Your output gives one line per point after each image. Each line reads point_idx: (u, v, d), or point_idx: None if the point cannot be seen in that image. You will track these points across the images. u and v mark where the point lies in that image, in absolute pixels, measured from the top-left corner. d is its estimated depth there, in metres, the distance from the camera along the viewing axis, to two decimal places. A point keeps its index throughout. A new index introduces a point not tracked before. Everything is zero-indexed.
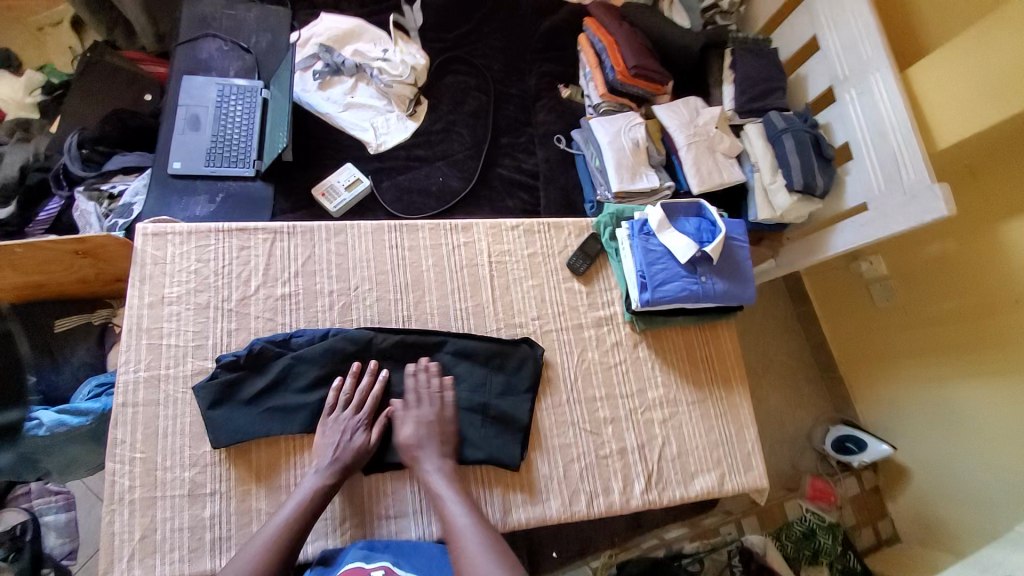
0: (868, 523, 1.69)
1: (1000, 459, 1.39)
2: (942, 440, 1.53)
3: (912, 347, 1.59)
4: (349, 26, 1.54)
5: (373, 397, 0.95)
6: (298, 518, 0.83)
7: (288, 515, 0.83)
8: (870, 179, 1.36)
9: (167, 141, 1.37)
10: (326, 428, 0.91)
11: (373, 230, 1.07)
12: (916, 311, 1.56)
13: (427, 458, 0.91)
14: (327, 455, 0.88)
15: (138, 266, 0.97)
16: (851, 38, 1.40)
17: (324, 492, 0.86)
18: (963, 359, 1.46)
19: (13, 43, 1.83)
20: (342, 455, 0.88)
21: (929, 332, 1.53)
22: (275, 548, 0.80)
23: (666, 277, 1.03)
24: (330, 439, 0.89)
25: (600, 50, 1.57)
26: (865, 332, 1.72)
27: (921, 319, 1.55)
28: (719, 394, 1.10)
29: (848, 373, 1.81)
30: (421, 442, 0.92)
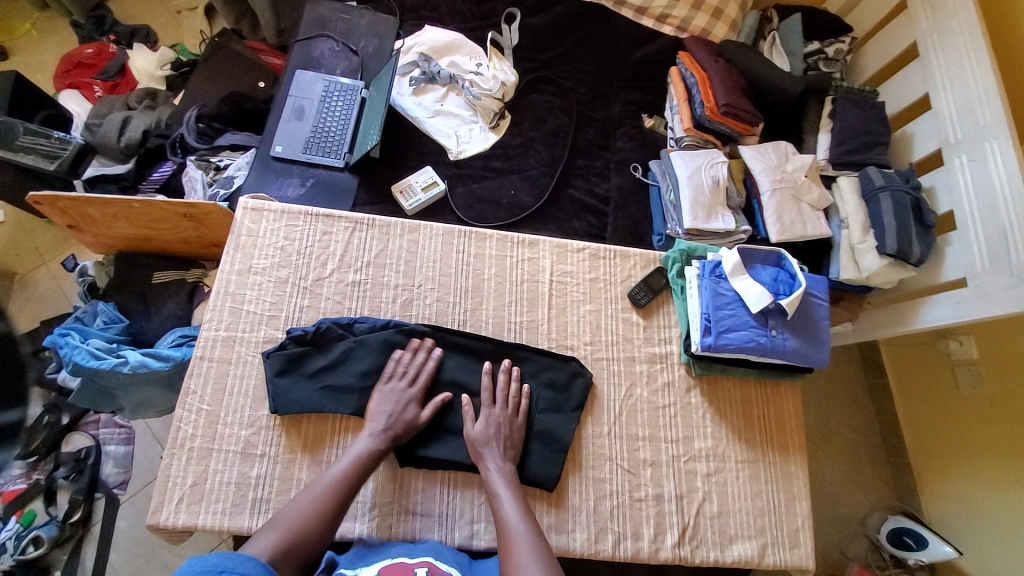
0: None
1: None
2: (1016, 558, 1.33)
3: (996, 444, 1.40)
4: (449, 40, 1.62)
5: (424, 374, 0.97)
6: (350, 476, 0.86)
7: (344, 469, 0.86)
8: (972, 253, 1.24)
9: (273, 126, 1.50)
10: (381, 394, 0.94)
11: (444, 232, 1.11)
12: (1008, 404, 1.37)
13: (489, 453, 0.92)
14: (380, 423, 0.92)
15: (234, 235, 1.05)
16: (967, 100, 1.29)
17: (373, 455, 0.89)
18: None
19: (154, 22, 2.10)
20: (394, 425, 0.92)
21: (1020, 431, 1.35)
22: (332, 498, 0.83)
23: (733, 324, 0.98)
24: (387, 405, 0.93)
25: (693, 84, 1.56)
26: (944, 419, 1.55)
27: (1010, 415, 1.37)
28: (771, 458, 1.03)
29: (919, 461, 1.63)
30: (487, 441, 0.93)
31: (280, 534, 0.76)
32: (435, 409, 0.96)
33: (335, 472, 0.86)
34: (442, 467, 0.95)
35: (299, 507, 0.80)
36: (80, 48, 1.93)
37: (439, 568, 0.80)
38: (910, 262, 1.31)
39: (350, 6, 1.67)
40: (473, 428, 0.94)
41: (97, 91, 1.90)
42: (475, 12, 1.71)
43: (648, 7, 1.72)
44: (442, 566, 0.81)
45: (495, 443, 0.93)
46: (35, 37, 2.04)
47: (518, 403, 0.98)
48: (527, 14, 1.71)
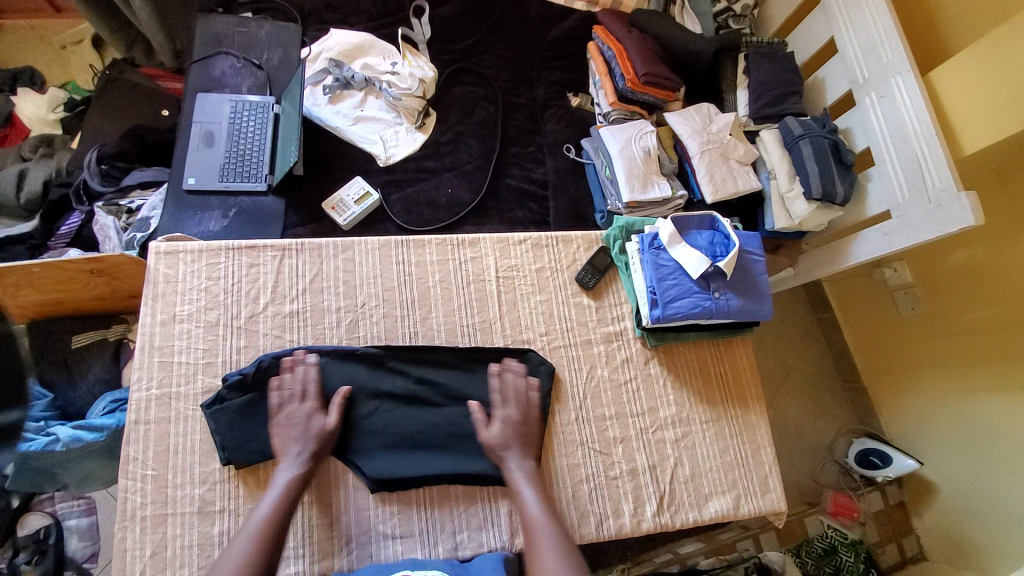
0: (892, 539, 1.62)
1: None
2: (969, 455, 1.47)
3: (939, 357, 1.52)
4: (358, 42, 1.55)
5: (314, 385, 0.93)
6: (280, 508, 0.82)
7: (270, 507, 0.81)
8: (892, 187, 1.31)
9: (182, 157, 1.40)
10: (285, 412, 0.90)
11: (380, 246, 1.07)
12: (945, 320, 1.49)
13: (511, 455, 0.91)
14: (293, 446, 0.87)
15: (151, 284, 0.98)
16: (869, 40, 1.35)
17: (300, 480, 0.85)
18: (990, 372, 1.40)
19: (37, 61, 1.91)
20: (307, 442, 0.88)
21: (958, 343, 1.47)
22: (260, 541, 0.78)
23: (677, 293, 1.00)
24: (292, 432, 0.88)
25: (610, 58, 1.56)
26: (891, 343, 1.66)
27: (948, 329, 1.49)
28: (733, 414, 1.07)
29: (872, 383, 1.74)
30: (506, 442, 0.91)
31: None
32: (340, 411, 0.92)
33: (261, 512, 0.81)
34: (414, 486, 0.92)
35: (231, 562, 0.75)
36: None
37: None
38: (837, 203, 1.38)
39: (245, 18, 1.57)
40: (489, 433, 0.92)
41: None
42: (381, 10, 1.64)
43: None
44: None
45: (514, 446, 0.91)
46: None
47: (529, 397, 0.97)
48: (436, 6, 1.66)
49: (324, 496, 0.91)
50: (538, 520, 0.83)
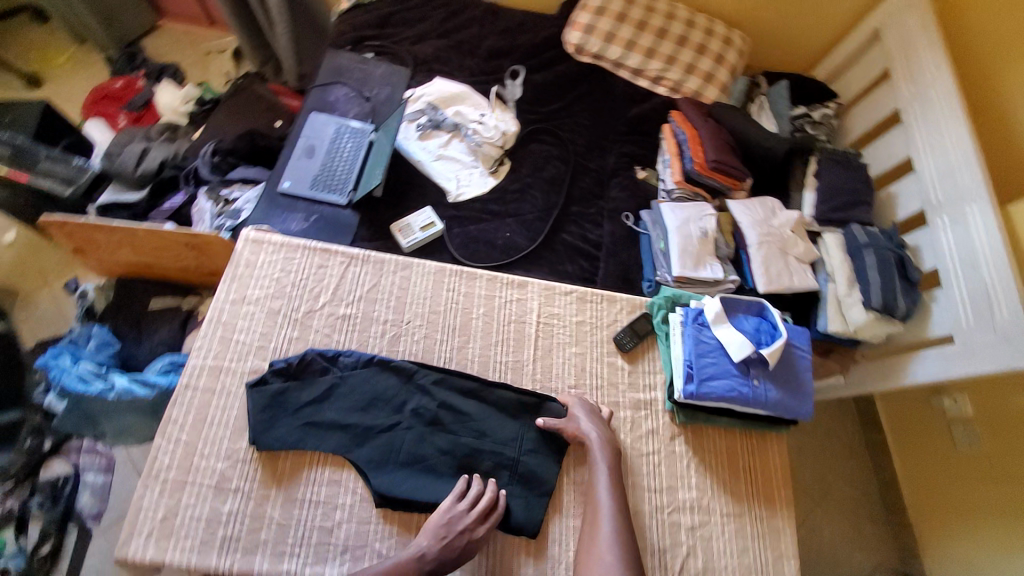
0: None
1: None
2: None
3: (998, 506, 1.36)
4: (456, 91, 1.74)
5: (487, 505, 0.91)
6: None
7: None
8: (959, 313, 1.27)
9: (284, 163, 1.58)
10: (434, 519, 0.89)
11: (436, 271, 1.13)
12: (1004, 466, 1.35)
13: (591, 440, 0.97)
14: (437, 533, 0.87)
15: (232, 265, 1.07)
16: (947, 164, 1.35)
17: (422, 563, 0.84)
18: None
19: (183, 62, 2.32)
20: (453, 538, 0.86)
21: (1016, 495, 1.32)
22: None
23: (715, 371, 0.99)
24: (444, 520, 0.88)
25: (683, 141, 1.65)
26: (944, 482, 1.51)
27: (1010, 477, 1.34)
28: (758, 513, 1.01)
29: (918, 520, 1.58)
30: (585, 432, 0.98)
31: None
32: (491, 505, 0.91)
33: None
34: (418, 509, 0.92)
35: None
36: (109, 82, 2.15)
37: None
38: (898, 317, 1.35)
39: (366, 58, 1.80)
40: (569, 423, 0.99)
41: (121, 122, 2.09)
42: (481, 68, 1.84)
43: (644, 70, 1.82)
44: None
45: (598, 436, 0.97)
46: (71, 72, 2.25)
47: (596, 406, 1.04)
48: (530, 72, 1.84)
49: (330, 499, 0.92)
50: (605, 512, 0.90)
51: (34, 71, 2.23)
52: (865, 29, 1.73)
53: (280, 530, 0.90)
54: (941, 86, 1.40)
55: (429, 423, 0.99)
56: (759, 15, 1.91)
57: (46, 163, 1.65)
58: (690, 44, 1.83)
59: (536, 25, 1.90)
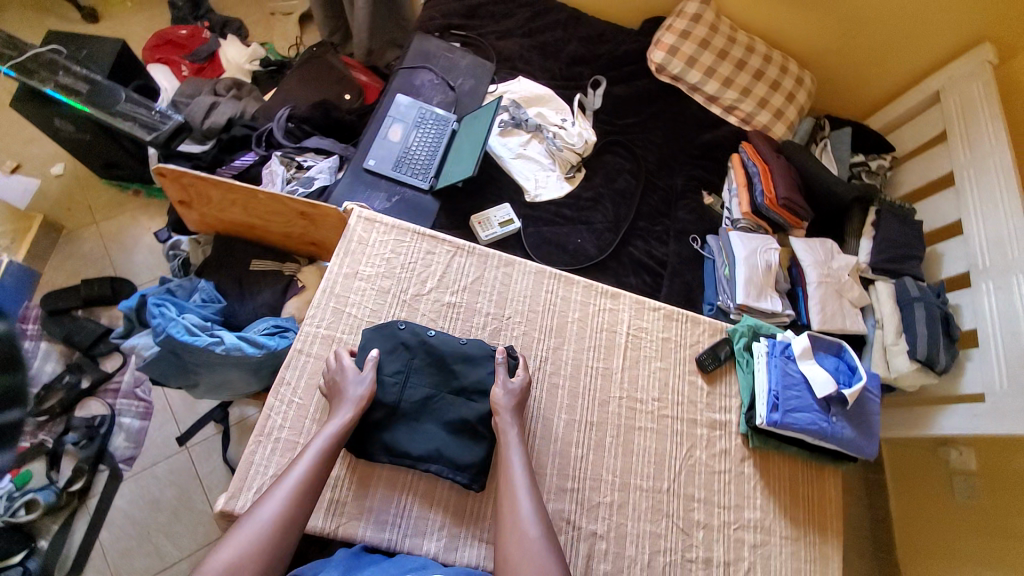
0: None
1: None
2: None
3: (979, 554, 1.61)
4: (540, 93, 1.76)
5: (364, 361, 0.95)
6: (319, 462, 0.84)
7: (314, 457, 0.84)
8: (993, 374, 1.39)
9: (368, 140, 1.58)
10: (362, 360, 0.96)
11: (537, 272, 1.16)
12: (996, 521, 1.59)
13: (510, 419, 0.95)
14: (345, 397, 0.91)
15: (345, 240, 1.08)
16: (998, 235, 1.45)
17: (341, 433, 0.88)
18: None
19: (248, 19, 2.30)
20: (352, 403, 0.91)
21: (996, 545, 1.57)
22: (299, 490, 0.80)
23: (799, 404, 1.05)
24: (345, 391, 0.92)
25: (753, 173, 1.71)
26: (931, 523, 1.76)
27: (999, 528, 1.57)
28: (812, 538, 1.09)
29: (903, 559, 1.84)
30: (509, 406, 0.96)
31: (260, 533, 0.74)
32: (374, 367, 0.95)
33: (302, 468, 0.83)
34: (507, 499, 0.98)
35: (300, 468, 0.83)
36: (174, 29, 2.08)
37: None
38: (936, 371, 1.44)
39: (453, 46, 1.80)
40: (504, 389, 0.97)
41: (184, 70, 2.04)
42: (563, 73, 1.86)
43: (719, 97, 1.85)
44: None
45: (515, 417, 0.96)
46: (130, 10, 2.21)
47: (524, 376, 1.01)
48: (611, 84, 1.87)
49: (431, 478, 0.96)
50: (526, 517, 0.83)
51: (93, 4, 2.19)
52: (925, 88, 1.80)
53: (384, 501, 0.93)
54: (998, 160, 1.49)
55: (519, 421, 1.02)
56: (830, 57, 1.96)
57: (126, 105, 1.59)
58: (766, 79, 1.86)
59: (617, 35, 1.92)
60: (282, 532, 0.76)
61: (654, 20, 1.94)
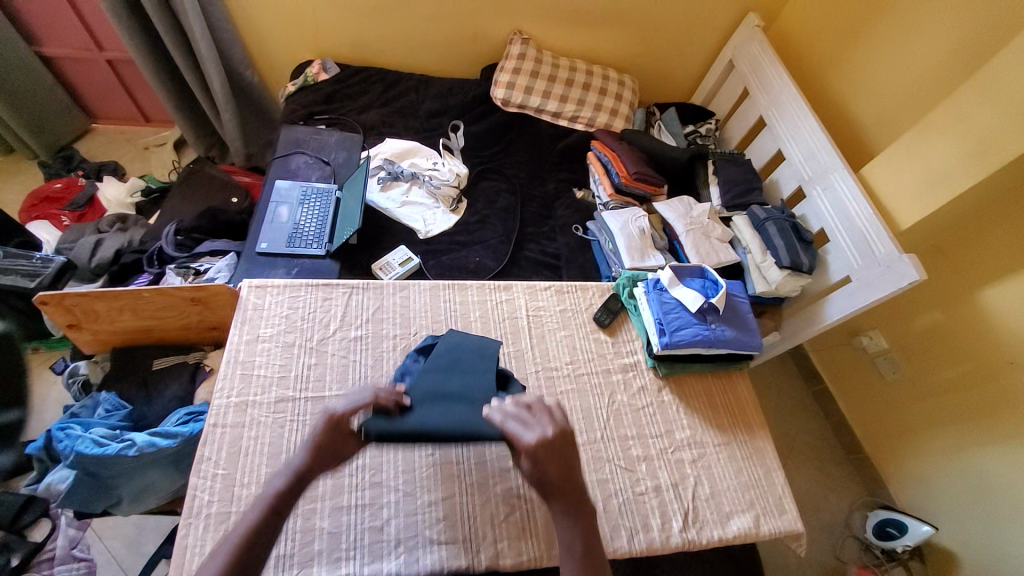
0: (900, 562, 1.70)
1: (990, 504, 1.57)
2: (965, 502, 1.64)
3: (927, 419, 1.74)
4: (408, 146, 1.94)
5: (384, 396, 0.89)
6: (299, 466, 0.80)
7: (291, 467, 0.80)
8: (848, 256, 1.58)
9: (258, 227, 1.67)
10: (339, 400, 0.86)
11: (431, 288, 1.27)
12: (923, 382, 1.75)
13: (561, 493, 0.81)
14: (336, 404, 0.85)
15: (240, 310, 1.15)
16: (809, 149, 1.74)
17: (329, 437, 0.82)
18: (986, 422, 1.58)
19: (122, 158, 2.37)
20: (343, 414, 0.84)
21: (935, 404, 1.71)
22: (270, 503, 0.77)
23: (682, 323, 1.20)
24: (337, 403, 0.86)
25: (607, 162, 1.97)
26: (881, 408, 1.89)
27: (925, 390, 1.74)
28: (741, 437, 1.21)
29: (872, 451, 1.94)
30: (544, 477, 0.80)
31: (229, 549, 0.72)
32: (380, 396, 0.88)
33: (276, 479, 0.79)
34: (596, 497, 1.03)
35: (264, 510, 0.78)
36: (48, 184, 2.11)
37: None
38: (805, 270, 1.64)
39: (319, 128, 1.98)
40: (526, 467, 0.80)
41: (65, 221, 2.04)
42: (425, 126, 2.09)
43: (562, 111, 2.14)
44: None
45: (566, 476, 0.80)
46: None
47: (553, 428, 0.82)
48: (469, 124, 2.12)
49: (376, 500, 0.99)
50: None
51: None
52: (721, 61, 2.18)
53: (332, 540, 0.94)
54: (787, 95, 1.82)
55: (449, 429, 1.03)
56: (641, 60, 2.31)
57: (6, 259, 1.60)
58: (594, 87, 2.17)
59: (463, 86, 2.20)
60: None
61: (490, 65, 2.24)
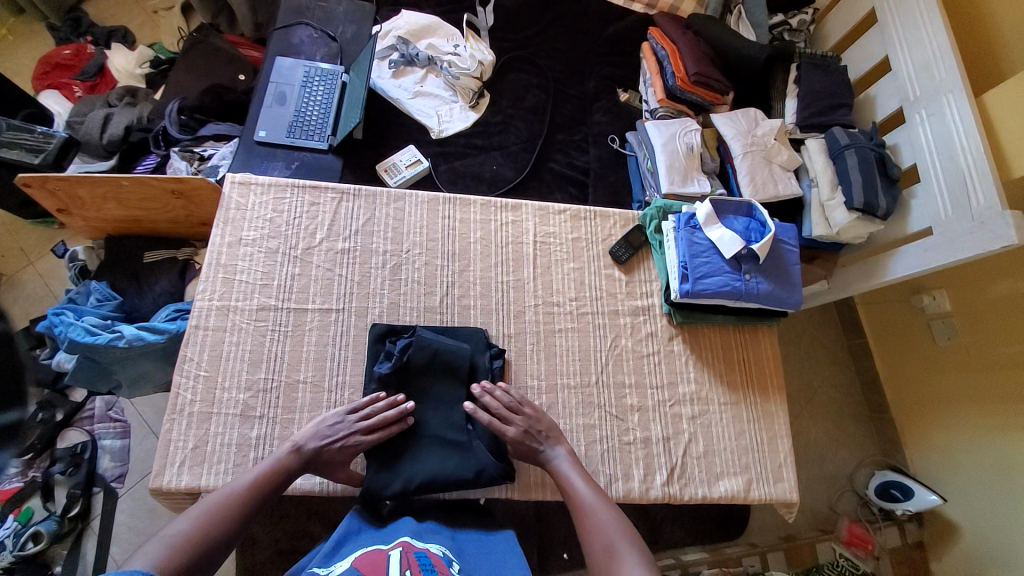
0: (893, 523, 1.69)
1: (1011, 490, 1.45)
2: (981, 483, 1.53)
3: (969, 393, 1.56)
4: (426, 23, 1.65)
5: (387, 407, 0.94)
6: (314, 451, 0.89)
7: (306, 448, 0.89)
8: (935, 203, 1.30)
9: (256, 112, 1.51)
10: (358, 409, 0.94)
11: (429, 200, 1.14)
12: (976, 353, 1.54)
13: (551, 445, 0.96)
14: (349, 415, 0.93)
15: (223, 209, 1.08)
16: (923, 59, 1.34)
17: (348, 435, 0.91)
18: None
19: (130, 21, 2.18)
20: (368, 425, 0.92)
21: (987, 378, 1.51)
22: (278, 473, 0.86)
23: (708, 270, 1.04)
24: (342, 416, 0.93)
25: (663, 57, 1.62)
26: (921, 373, 1.71)
27: (978, 363, 1.53)
28: (752, 399, 1.10)
29: (898, 415, 1.80)
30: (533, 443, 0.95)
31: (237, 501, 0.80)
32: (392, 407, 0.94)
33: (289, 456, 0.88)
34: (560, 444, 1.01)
35: (246, 480, 0.84)
36: (57, 49, 1.99)
37: (415, 547, 0.77)
38: (878, 215, 1.37)
39: None
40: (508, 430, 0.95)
41: (77, 91, 1.94)
42: None
43: None
44: (418, 546, 0.78)
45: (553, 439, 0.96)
46: (7, 41, 2.11)
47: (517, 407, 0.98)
48: None
49: None
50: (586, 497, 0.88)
51: None
52: None
53: None
54: None
55: (429, 358, 0.99)
56: None
57: (8, 133, 1.54)
58: None
59: None
60: (212, 539, 0.74)
61: None
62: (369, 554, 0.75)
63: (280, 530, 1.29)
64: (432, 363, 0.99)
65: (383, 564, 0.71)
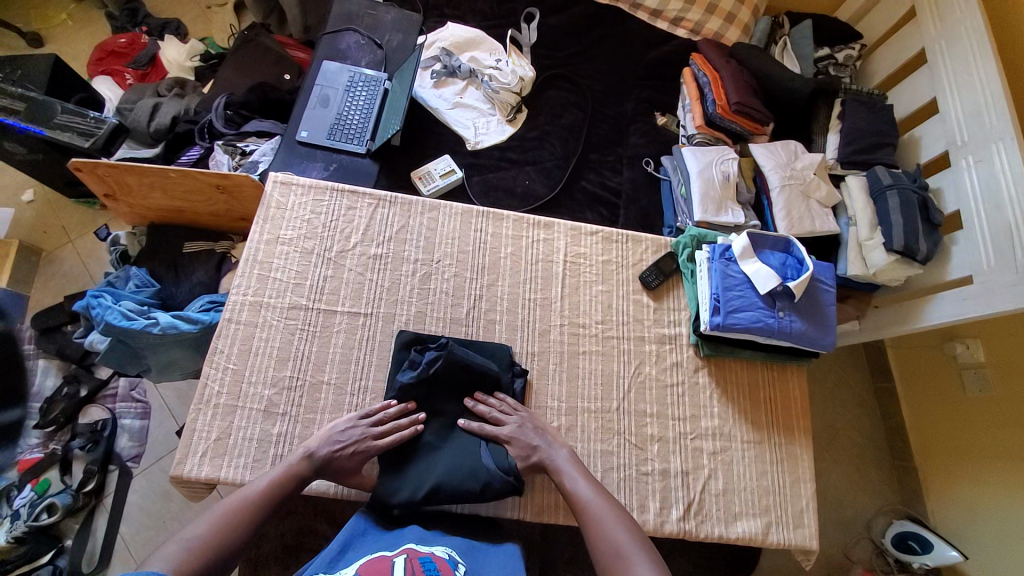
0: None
1: None
2: (1005, 547, 1.45)
3: (999, 450, 1.49)
4: (470, 36, 1.68)
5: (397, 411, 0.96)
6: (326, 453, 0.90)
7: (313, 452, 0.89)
8: (978, 252, 1.26)
9: (299, 112, 1.55)
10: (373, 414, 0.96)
11: (463, 212, 1.16)
12: (1010, 409, 1.47)
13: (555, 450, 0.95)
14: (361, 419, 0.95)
15: (263, 207, 1.11)
16: (974, 104, 1.31)
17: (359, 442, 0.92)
18: None
19: (185, 16, 2.26)
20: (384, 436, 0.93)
21: (1020, 436, 1.44)
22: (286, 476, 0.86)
23: (741, 304, 1.02)
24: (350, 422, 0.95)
25: (704, 83, 1.61)
26: (949, 423, 1.64)
27: (1011, 419, 1.46)
28: (776, 439, 1.07)
29: (921, 464, 1.73)
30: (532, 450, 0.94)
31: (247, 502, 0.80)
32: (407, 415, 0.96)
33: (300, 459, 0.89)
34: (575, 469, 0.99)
35: (262, 481, 0.84)
36: (113, 37, 2.09)
37: (420, 552, 0.76)
38: (918, 260, 1.33)
39: (375, 3, 1.74)
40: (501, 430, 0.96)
41: (128, 79, 2.04)
42: (495, 12, 1.77)
43: (664, 10, 1.77)
44: (422, 552, 0.77)
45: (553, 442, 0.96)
46: (70, 28, 2.21)
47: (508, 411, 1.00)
48: (545, 15, 1.78)
49: None
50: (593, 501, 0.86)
51: (36, 30, 2.18)
52: None
53: None
54: (969, 23, 1.35)
55: (451, 370, 0.99)
56: None
57: (64, 116, 1.58)
58: None
59: None
60: (225, 545, 0.74)
61: None
62: (372, 560, 0.74)
63: (288, 525, 1.30)
64: (457, 374, 0.99)
65: (387, 566, 0.71)
